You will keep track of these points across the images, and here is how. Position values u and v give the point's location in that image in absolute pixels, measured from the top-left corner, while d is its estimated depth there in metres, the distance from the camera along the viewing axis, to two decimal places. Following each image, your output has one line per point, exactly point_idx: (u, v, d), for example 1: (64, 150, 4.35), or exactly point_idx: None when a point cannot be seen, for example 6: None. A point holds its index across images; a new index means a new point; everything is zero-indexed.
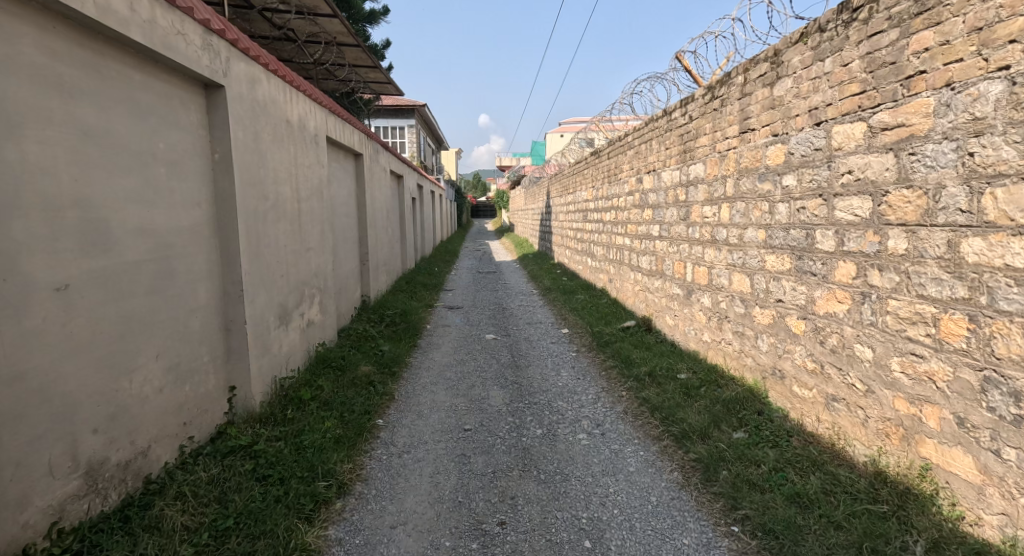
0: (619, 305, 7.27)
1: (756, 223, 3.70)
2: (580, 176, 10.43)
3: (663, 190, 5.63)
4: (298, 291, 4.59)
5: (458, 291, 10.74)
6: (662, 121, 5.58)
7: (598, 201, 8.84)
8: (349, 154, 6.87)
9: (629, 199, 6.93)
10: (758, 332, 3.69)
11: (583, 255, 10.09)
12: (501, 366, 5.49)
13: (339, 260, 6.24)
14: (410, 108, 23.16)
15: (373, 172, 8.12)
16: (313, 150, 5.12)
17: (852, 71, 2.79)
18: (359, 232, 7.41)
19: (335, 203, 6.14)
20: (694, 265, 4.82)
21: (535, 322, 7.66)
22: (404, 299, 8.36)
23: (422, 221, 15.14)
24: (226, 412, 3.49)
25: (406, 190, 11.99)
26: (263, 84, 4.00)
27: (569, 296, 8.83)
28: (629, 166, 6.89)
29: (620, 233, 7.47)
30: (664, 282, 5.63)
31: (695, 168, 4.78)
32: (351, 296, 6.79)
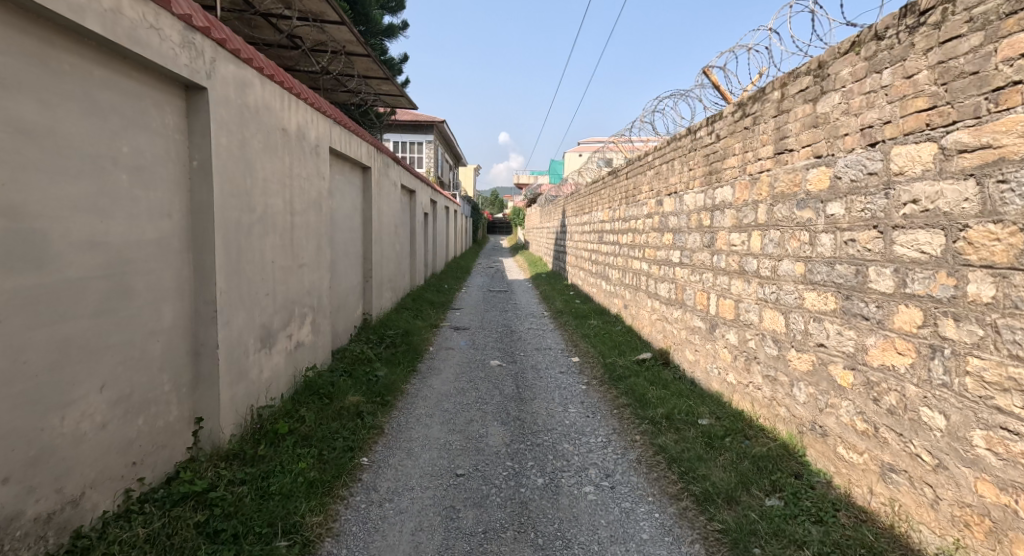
0: (633, 334, 6.84)
1: (793, 255, 3.29)
2: (596, 196, 10.06)
3: (685, 215, 5.23)
4: (287, 313, 4.20)
5: (466, 310, 10.37)
6: (686, 140, 5.19)
7: (614, 222, 8.45)
8: (355, 167, 6.55)
9: (647, 223, 6.53)
10: (795, 379, 3.26)
11: (597, 278, 9.68)
12: (504, 398, 5.06)
13: (338, 278, 5.88)
14: (428, 124, 23.07)
15: (382, 187, 7.80)
16: (313, 161, 4.77)
17: (918, 84, 2.38)
18: (364, 248, 7.07)
19: (337, 218, 5.80)
20: (718, 297, 4.40)
21: (544, 349, 7.23)
22: (408, 319, 7.99)
23: (433, 237, 14.85)
24: (189, 447, 3.02)
25: (418, 205, 11.71)
26: (260, 88, 3.60)
27: (582, 320, 8.41)
28: (649, 188, 6.50)
29: (637, 257, 7.06)
30: (684, 314, 5.21)
31: (722, 191, 4.39)
32: (351, 315, 6.43)
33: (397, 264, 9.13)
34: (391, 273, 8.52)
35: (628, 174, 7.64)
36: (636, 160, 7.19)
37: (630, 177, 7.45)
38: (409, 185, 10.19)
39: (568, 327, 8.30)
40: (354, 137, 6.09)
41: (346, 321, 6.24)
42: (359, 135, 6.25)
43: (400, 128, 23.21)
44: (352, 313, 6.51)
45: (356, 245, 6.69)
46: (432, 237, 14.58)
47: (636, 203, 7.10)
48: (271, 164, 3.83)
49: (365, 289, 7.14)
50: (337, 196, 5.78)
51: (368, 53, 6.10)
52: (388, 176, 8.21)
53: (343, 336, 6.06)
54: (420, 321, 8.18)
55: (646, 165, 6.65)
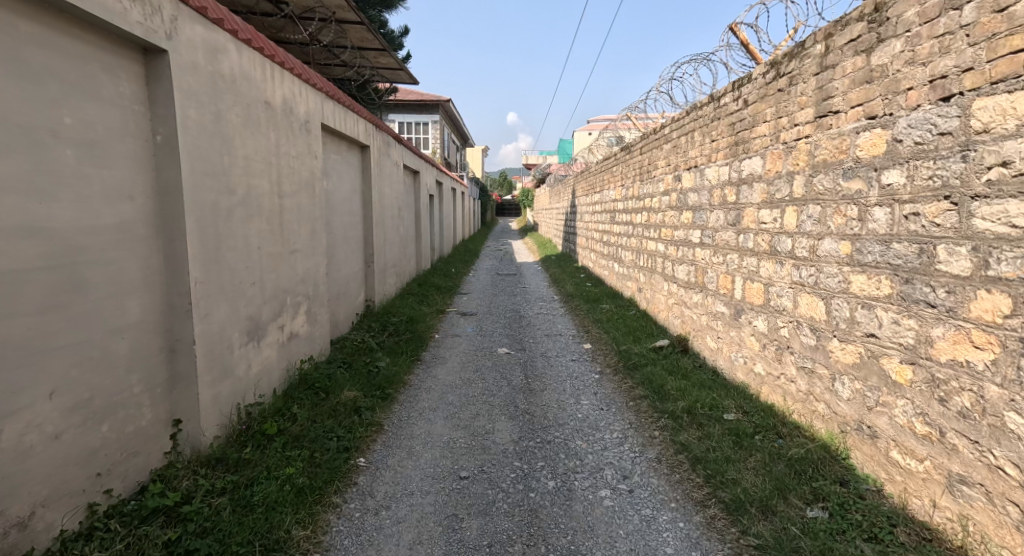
0: (649, 319, 6.50)
1: (836, 233, 2.94)
2: (608, 173, 9.65)
3: (706, 191, 4.85)
4: (280, 302, 3.89)
5: (473, 294, 10.04)
6: (707, 109, 4.81)
7: (628, 201, 8.07)
8: (353, 146, 6.21)
9: (664, 201, 6.14)
10: (836, 373, 2.92)
11: (609, 259, 9.32)
12: (513, 390, 4.74)
13: (336, 264, 5.57)
14: (434, 104, 22.58)
15: (383, 168, 7.46)
16: (304, 138, 4.44)
17: (1013, 20, 2.11)
18: (365, 232, 6.75)
19: (333, 201, 5.47)
20: (744, 280, 4.04)
21: (553, 335, 6.89)
22: (412, 304, 7.69)
23: (440, 219, 14.50)
24: (167, 453, 2.71)
25: (423, 186, 11.34)
26: (233, 55, 3.29)
27: (594, 304, 8.07)
28: (665, 163, 6.10)
29: (652, 237, 6.70)
30: (705, 298, 4.86)
31: (750, 163, 4.02)
32: (352, 303, 6.13)
33: (401, 248, 8.80)
34: (395, 257, 8.20)
35: (642, 149, 7.24)
36: (651, 134, 6.79)
37: (645, 153, 7.04)
38: (412, 165, 9.83)
39: (579, 312, 7.98)
40: (349, 114, 5.74)
41: (347, 308, 5.94)
42: (355, 111, 5.90)
43: (406, 108, 22.74)
44: (353, 300, 6.21)
45: (356, 229, 6.36)
46: (438, 220, 14.23)
47: (651, 180, 6.71)
48: (253, 141, 3.52)
49: (367, 275, 6.83)
50: (332, 176, 5.45)
51: (363, 21, 5.72)
52: (389, 155, 7.85)
53: (343, 324, 5.77)
54: (425, 307, 7.87)
55: (662, 139, 6.25)
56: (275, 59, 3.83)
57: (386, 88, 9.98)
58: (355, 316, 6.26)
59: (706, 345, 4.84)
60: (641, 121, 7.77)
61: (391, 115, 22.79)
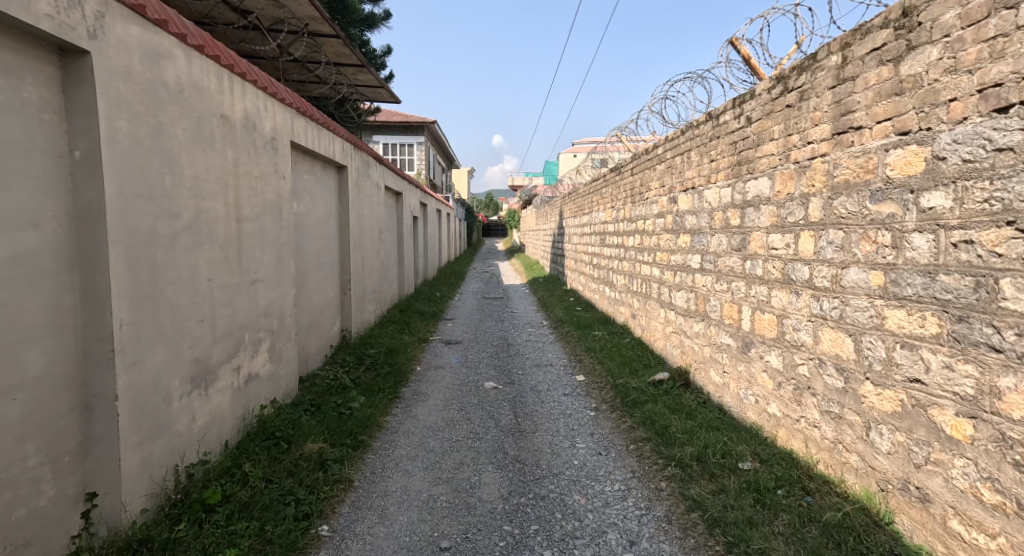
0: (645, 349, 6.09)
1: (866, 261, 2.55)
2: (597, 195, 9.31)
3: (707, 213, 4.48)
4: (234, 341, 3.45)
5: (459, 321, 9.60)
6: (705, 126, 4.46)
7: (619, 223, 7.71)
8: (329, 167, 5.81)
9: (659, 223, 5.78)
10: (870, 420, 2.54)
11: (600, 283, 8.94)
12: (501, 433, 4.31)
13: (307, 293, 5.13)
14: (418, 125, 22.29)
15: (362, 189, 7.05)
16: (270, 157, 4.03)
17: None
18: (340, 257, 6.33)
19: (304, 225, 5.04)
20: (754, 311, 3.66)
21: (543, 366, 6.48)
22: (392, 333, 7.23)
23: (424, 242, 14.06)
24: (78, 536, 2.33)
25: (406, 208, 10.92)
26: (183, 63, 2.91)
27: (585, 331, 7.68)
28: (660, 184, 5.75)
29: (646, 261, 6.34)
30: (708, 328, 4.47)
31: (755, 184, 3.59)
32: (325, 335, 5.68)
33: (382, 273, 8.37)
34: (375, 283, 7.75)
35: (634, 170, 6.89)
36: (642, 154, 6.44)
37: (637, 173, 6.69)
38: (394, 187, 9.43)
39: (570, 339, 7.57)
40: (325, 132, 5.36)
41: (319, 340, 5.50)
42: (331, 129, 5.51)
43: (390, 129, 22.42)
44: (327, 331, 5.76)
45: (331, 254, 5.94)
46: (422, 242, 13.79)
47: (644, 201, 6.35)
48: (207, 161, 3.11)
49: (343, 303, 6.39)
50: (303, 198, 5.02)
51: (339, 35, 5.34)
52: (370, 177, 7.45)
53: (314, 359, 5.31)
54: (407, 336, 7.42)
55: (655, 158, 5.91)
56: (237, 70, 3.46)
57: (367, 107, 9.61)
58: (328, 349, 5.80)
59: (710, 380, 4.43)
60: (632, 140, 7.45)
61: (376, 136, 22.51)
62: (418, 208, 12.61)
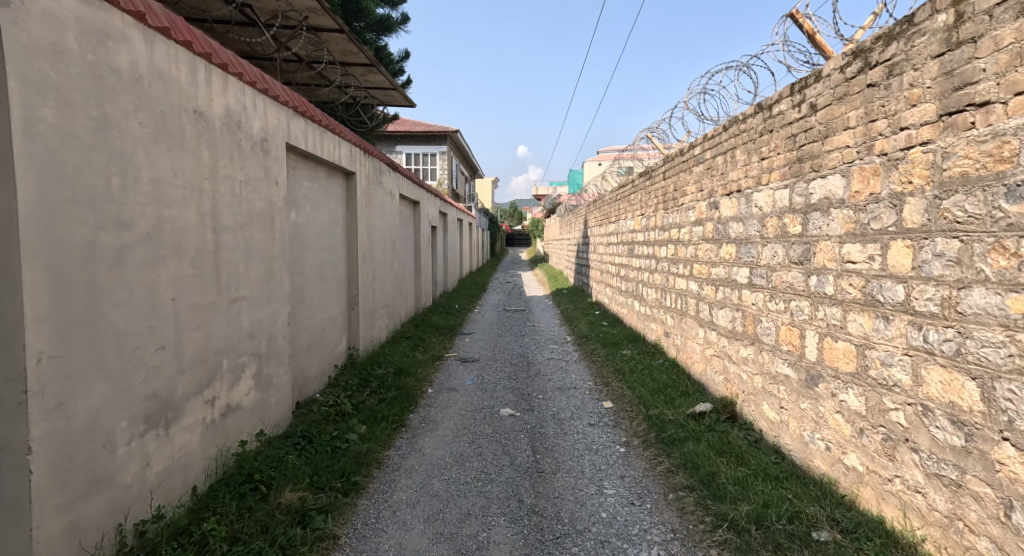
0: (680, 372, 5.49)
1: (1003, 282, 1.99)
2: (625, 202, 8.73)
3: (757, 220, 3.87)
4: (210, 370, 2.85)
5: (477, 335, 9.07)
6: (753, 120, 3.86)
7: (649, 231, 7.11)
8: (335, 172, 5.32)
9: (696, 233, 5.17)
10: (1012, 497, 2.01)
11: (628, 297, 8.35)
12: (517, 473, 3.73)
13: (306, 311, 4.63)
14: (440, 134, 21.95)
15: (373, 197, 6.56)
16: (260, 159, 3.37)
17: None
18: (347, 270, 5.83)
19: (303, 235, 4.54)
20: (824, 336, 3.04)
21: (566, 389, 5.89)
22: (403, 351, 6.72)
23: (442, 251, 13.57)
24: None
25: (423, 216, 10.44)
26: (140, 45, 2.39)
27: (613, 349, 7.08)
28: (697, 189, 5.15)
29: (680, 274, 5.73)
30: (759, 353, 3.86)
31: (822, 185, 2.99)
32: (328, 356, 5.17)
33: (396, 286, 7.87)
34: (387, 296, 7.25)
35: (666, 174, 6.29)
36: (676, 156, 5.85)
37: (670, 177, 6.09)
38: (410, 195, 8.95)
39: (596, 359, 6.99)
40: (329, 134, 4.86)
41: (322, 362, 5.01)
42: (337, 131, 5.03)
43: (411, 138, 22.13)
44: (330, 351, 5.25)
45: (336, 267, 5.44)
46: (441, 252, 13.30)
47: (679, 209, 5.74)
48: (173, 161, 2.57)
49: (350, 319, 5.88)
50: (302, 206, 4.52)
51: (342, 29, 4.85)
52: (382, 184, 6.97)
53: (315, 383, 4.80)
54: (419, 354, 6.89)
55: (691, 160, 5.30)
56: (224, 61, 2.91)
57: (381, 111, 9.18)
58: (332, 371, 5.30)
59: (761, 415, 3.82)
60: (663, 142, 6.85)
61: (397, 145, 22.27)
62: (436, 216, 12.12)
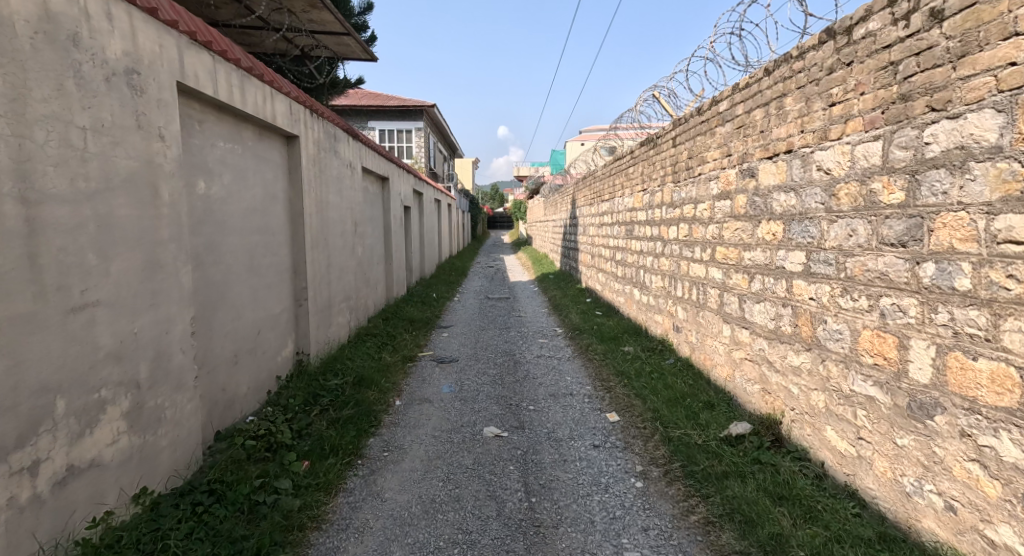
0: (700, 378, 4.57)
1: None
2: (622, 176, 7.74)
3: (820, 188, 2.87)
4: (28, 422, 2.11)
5: (456, 330, 8.07)
6: (817, 54, 2.90)
7: (653, 209, 6.16)
8: (269, 134, 4.29)
9: (722, 208, 4.21)
10: None
11: (627, 284, 7.42)
12: (505, 530, 2.80)
13: (227, 310, 3.62)
14: (417, 110, 20.69)
15: (325, 169, 5.50)
16: (129, 102, 2.61)
17: None
18: (292, 257, 4.81)
19: (218, 214, 3.52)
20: (949, 350, 2.12)
21: (562, 399, 4.94)
22: (366, 354, 5.71)
23: (419, 235, 12.48)
24: None
25: (394, 195, 9.35)
26: None
27: (613, 346, 6.17)
28: (724, 153, 4.16)
29: (697, 259, 4.79)
30: (820, 364, 2.89)
31: (953, 129, 2.09)
32: (267, 366, 4.17)
33: (359, 275, 6.85)
34: (347, 288, 6.23)
35: (678, 138, 5.29)
36: (693, 114, 4.84)
37: (685, 142, 5.06)
38: (376, 170, 7.88)
39: (593, 359, 6.05)
40: (255, 82, 3.82)
41: (257, 373, 4.03)
42: (267, 81, 3.99)
43: (386, 114, 20.82)
44: (270, 360, 4.25)
45: (276, 254, 4.43)
46: (417, 235, 12.20)
47: (696, 179, 4.75)
48: None
49: (298, 317, 4.89)
50: (215, 175, 3.50)
51: None
52: (337, 153, 5.90)
53: (247, 401, 3.82)
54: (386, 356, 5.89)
55: (715, 118, 4.31)
56: None
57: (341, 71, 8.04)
58: (273, 383, 4.31)
59: (817, 442, 2.92)
60: (672, 103, 5.86)
61: (371, 122, 20.96)
62: (410, 196, 11.02)
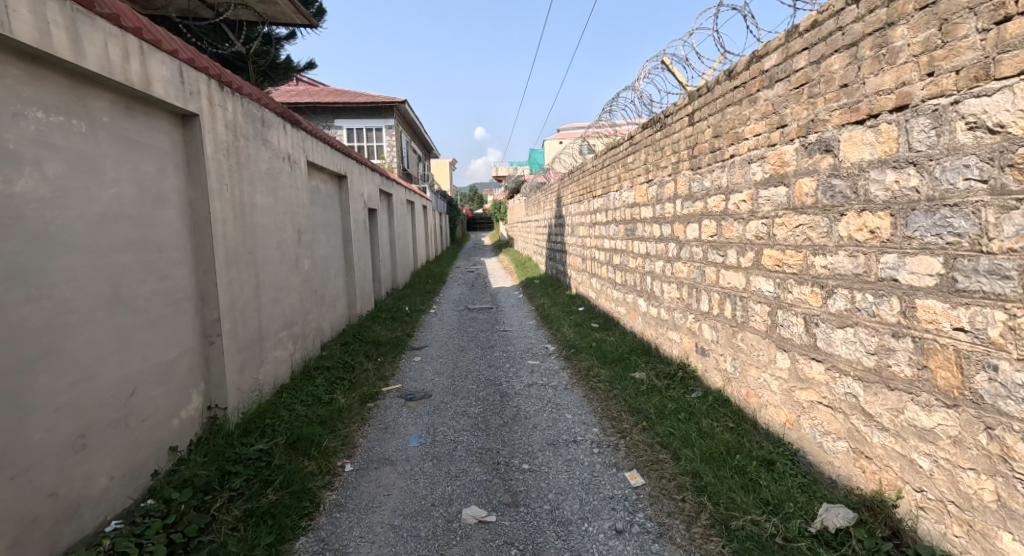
0: (744, 422, 3.54)
1: None
2: (619, 166, 6.70)
3: (979, 155, 2.05)
4: None
5: (432, 354, 6.95)
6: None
7: (663, 204, 5.19)
8: (145, 109, 3.53)
9: (774, 198, 3.21)
10: None
11: (630, 292, 6.45)
12: None
13: (63, 367, 2.85)
14: (388, 106, 19.50)
15: (251, 159, 4.53)
16: None
17: None
18: (195, 283, 3.89)
19: (34, 223, 2.77)
20: None
21: (563, 451, 3.95)
22: (308, 402, 4.69)
23: (389, 241, 11.41)
24: None
25: (355, 197, 8.26)
26: None
27: (621, 373, 5.17)
28: (778, 125, 3.14)
29: (731, 263, 3.81)
30: (984, 436, 2.04)
31: None
32: (153, 437, 3.38)
33: (308, 293, 5.78)
34: (289, 311, 5.18)
35: (699, 114, 4.26)
36: (724, 81, 3.83)
37: (711, 118, 4.04)
38: (328, 167, 6.82)
39: (601, 392, 5.00)
40: (105, 25, 3.13)
41: (130, 445, 3.21)
42: (129, 29, 3.28)
43: (356, 113, 19.59)
44: (158, 427, 3.44)
45: (166, 277, 3.59)
46: (387, 242, 11.12)
47: (732, 163, 3.72)
48: None
49: (209, 358, 3.96)
50: (31, 165, 2.78)
51: None
52: (270, 145, 4.89)
53: (108, 501, 3.04)
54: (335, 401, 4.83)
55: (761, 78, 3.29)
56: None
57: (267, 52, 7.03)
58: (165, 458, 3.47)
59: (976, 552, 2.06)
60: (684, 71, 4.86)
61: (340, 121, 19.72)
62: (376, 197, 9.93)
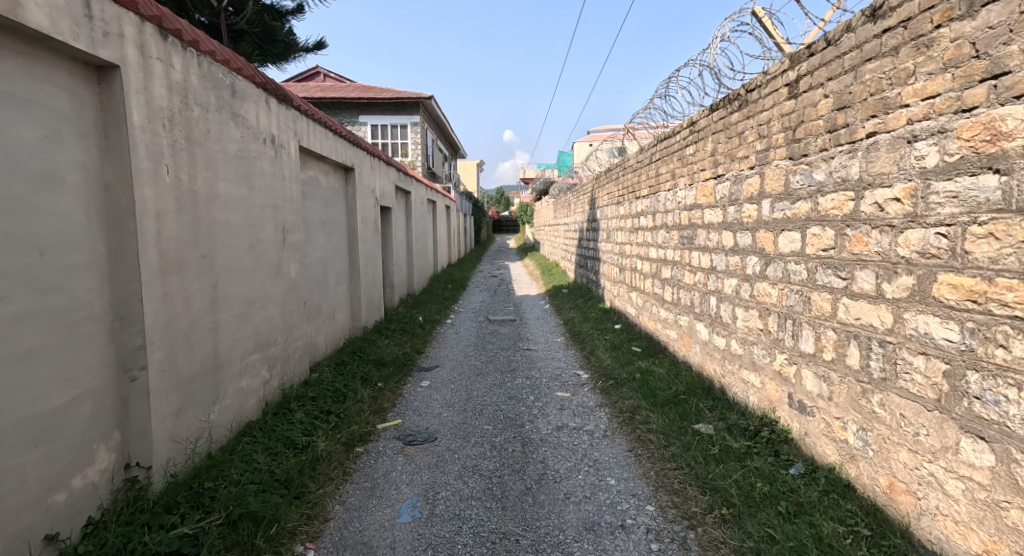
0: (890, 534, 2.38)
1: None
2: (674, 160, 5.53)
3: None
4: None
5: (443, 378, 5.80)
6: None
7: (741, 207, 4.00)
8: (20, 45, 2.29)
9: (969, 193, 2.12)
10: None
11: (684, 313, 5.27)
12: None
13: None
14: (413, 102, 18.59)
15: (212, 135, 3.37)
16: None
17: None
18: (115, 295, 2.66)
19: None
20: None
21: (608, 546, 2.78)
22: (274, 452, 3.39)
23: (403, 242, 10.33)
24: None
25: (364, 191, 7.16)
26: None
27: (680, 424, 4.00)
28: (989, 76, 2.05)
29: (865, 292, 2.62)
30: None
31: None
32: (14, 523, 2.18)
33: (291, 303, 4.64)
34: (263, 330, 4.02)
35: (817, 76, 3.02)
36: (873, 20, 2.56)
37: (846, 73, 2.77)
38: (328, 154, 5.71)
39: (659, 450, 3.78)
40: None
41: None
42: None
43: (380, 108, 18.67)
44: (28, 506, 2.25)
45: (54, 290, 2.36)
46: (401, 244, 10.05)
47: (884, 142, 2.49)
48: None
49: (128, 400, 2.70)
50: None
51: None
52: (240, 120, 3.75)
53: None
54: (315, 447, 3.57)
55: (947, 6, 2.18)
56: None
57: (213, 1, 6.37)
58: (39, 551, 2.28)
59: None
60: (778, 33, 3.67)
61: (362, 116, 18.78)
62: (391, 194, 8.81)
